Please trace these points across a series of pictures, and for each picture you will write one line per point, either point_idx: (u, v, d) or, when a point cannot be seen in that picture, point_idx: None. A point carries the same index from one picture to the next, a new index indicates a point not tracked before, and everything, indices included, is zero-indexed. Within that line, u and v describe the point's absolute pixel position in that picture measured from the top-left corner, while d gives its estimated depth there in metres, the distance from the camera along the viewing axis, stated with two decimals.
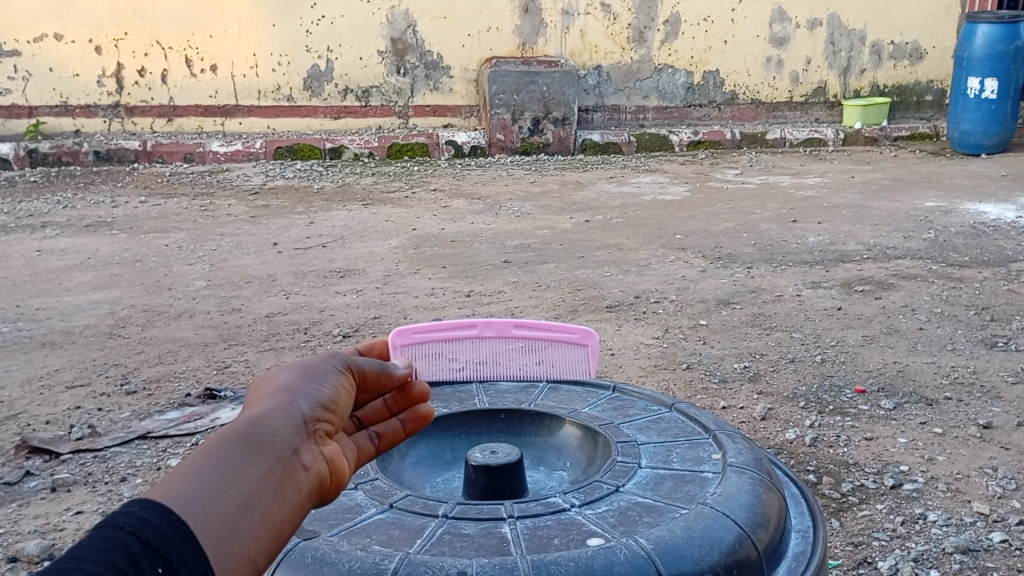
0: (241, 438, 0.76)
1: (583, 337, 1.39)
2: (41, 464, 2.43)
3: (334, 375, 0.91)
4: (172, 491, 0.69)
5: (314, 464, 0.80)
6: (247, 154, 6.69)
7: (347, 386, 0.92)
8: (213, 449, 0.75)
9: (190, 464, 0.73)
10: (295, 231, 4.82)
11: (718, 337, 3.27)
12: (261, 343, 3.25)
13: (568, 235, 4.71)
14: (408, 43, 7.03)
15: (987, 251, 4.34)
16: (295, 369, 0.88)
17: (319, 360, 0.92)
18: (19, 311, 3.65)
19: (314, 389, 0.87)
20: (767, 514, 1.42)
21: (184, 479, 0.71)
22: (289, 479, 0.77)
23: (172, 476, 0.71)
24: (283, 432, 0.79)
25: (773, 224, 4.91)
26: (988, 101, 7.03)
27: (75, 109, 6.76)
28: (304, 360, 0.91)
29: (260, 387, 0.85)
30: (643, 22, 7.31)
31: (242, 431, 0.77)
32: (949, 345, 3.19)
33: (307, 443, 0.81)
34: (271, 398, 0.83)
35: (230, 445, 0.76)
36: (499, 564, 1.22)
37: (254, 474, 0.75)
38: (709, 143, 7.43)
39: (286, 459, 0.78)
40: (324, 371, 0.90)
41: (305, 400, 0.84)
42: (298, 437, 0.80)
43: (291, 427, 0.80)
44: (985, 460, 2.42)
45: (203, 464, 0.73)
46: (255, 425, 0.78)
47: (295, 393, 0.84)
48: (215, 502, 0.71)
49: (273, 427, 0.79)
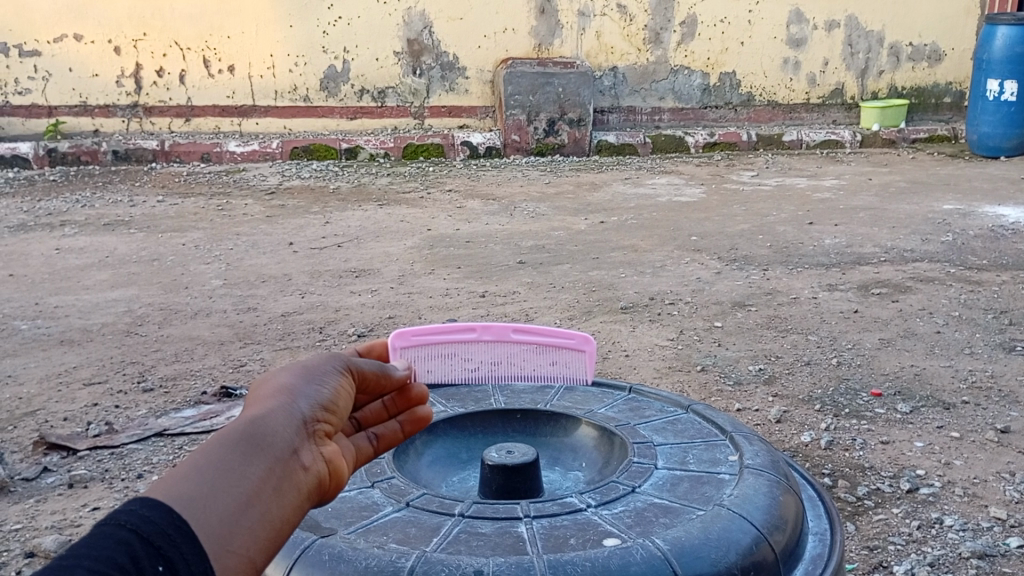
0: (241, 438, 0.77)
1: (582, 343, 1.39)
2: (59, 461, 2.45)
3: (333, 376, 0.91)
4: (173, 489, 0.70)
5: (313, 464, 0.81)
6: (264, 154, 6.72)
7: (346, 386, 0.92)
8: (214, 450, 0.75)
9: (191, 464, 0.73)
10: (310, 231, 4.84)
11: (734, 339, 3.26)
12: (276, 342, 3.26)
13: (583, 237, 4.71)
14: (424, 44, 7.05)
15: (1006, 255, 4.30)
16: (295, 370, 0.88)
17: (317, 361, 0.92)
18: (39, 309, 3.68)
19: (314, 390, 0.87)
20: (784, 517, 1.41)
21: (185, 478, 0.71)
22: (289, 479, 0.78)
23: (173, 475, 0.71)
24: (282, 433, 0.80)
25: (790, 226, 4.89)
26: (1007, 104, 6.98)
27: (94, 109, 6.81)
28: (302, 361, 0.91)
29: (260, 388, 0.86)
30: (659, 23, 7.30)
31: (242, 431, 0.77)
32: (967, 349, 3.17)
33: (306, 443, 0.82)
34: (270, 399, 0.83)
35: (231, 444, 0.76)
36: (515, 564, 1.22)
37: (253, 474, 0.75)
38: (725, 145, 7.39)
39: (286, 459, 0.78)
40: (324, 372, 0.90)
41: (305, 401, 0.85)
42: (298, 437, 0.81)
43: (291, 427, 0.81)
44: (1003, 465, 2.40)
45: (204, 463, 0.73)
46: (254, 426, 0.78)
47: (294, 394, 0.85)
48: (215, 501, 0.71)
49: (273, 427, 0.79)
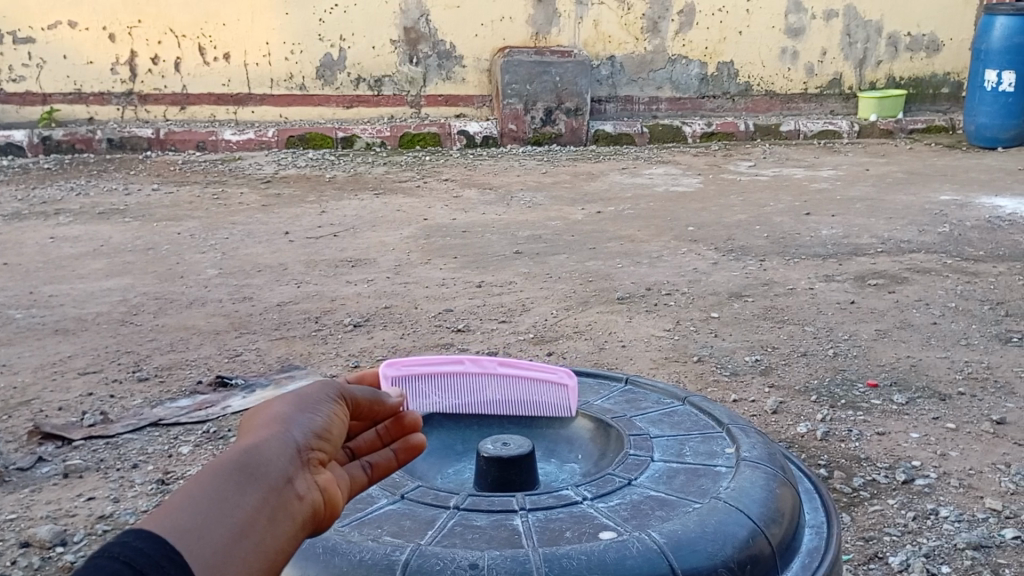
0: (235, 468, 0.76)
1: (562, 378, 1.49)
2: (54, 450, 2.44)
3: (327, 403, 0.89)
4: (165, 521, 0.68)
5: (308, 493, 0.80)
6: (259, 143, 6.69)
7: (340, 414, 0.90)
8: (208, 479, 0.75)
9: (184, 494, 0.72)
10: (307, 221, 4.81)
11: (730, 330, 3.25)
12: (272, 332, 3.25)
13: (579, 227, 4.69)
14: (421, 33, 7.02)
15: (1002, 246, 4.30)
16: (290, 399, 0.87)
17: (311, 390, 0.90)
18: (33, 298, 3.66)
19: (308, 418, 0.86)
20: (781, 510, 1.41)
21: (178, 510, 0.70)
22: (283, 508, 0.77)
23: (165, 508, 0.70)
24: (277, 461, 0.79)
25: (786, 216, 4.89)
26: (1005, 94, 6.97)
27: (89, 96, 6.77)
28: (297, 390, 0.90)
29: (254, 418, 0.85)
30: (656, 12, 7.28)
31: (236, 462, 0.77)
32: (964, 340, 3.16)
33: (301, 471, 0.81)
34: (264, 427, 0.82)
35: (224, 476, 0.75)
36: (511, 557, 1.22)
37: (246, 504, 0.74)
38: (723, 134, 7.34)
39: (280, 489, 0.77)
40: (317, 400, 0.89)
41: (299, 429, 0.84)
42: (293, 466, 0.80)
43: (285, 455, 0.80)
44: (999, 456, 2.41)
45: (197, 494, 0.73)
46: (249, 454, 0.78)
47: (289, 423, 0.84)
48: (207, 533, 0.70)
49: (267, 455, 0.78)
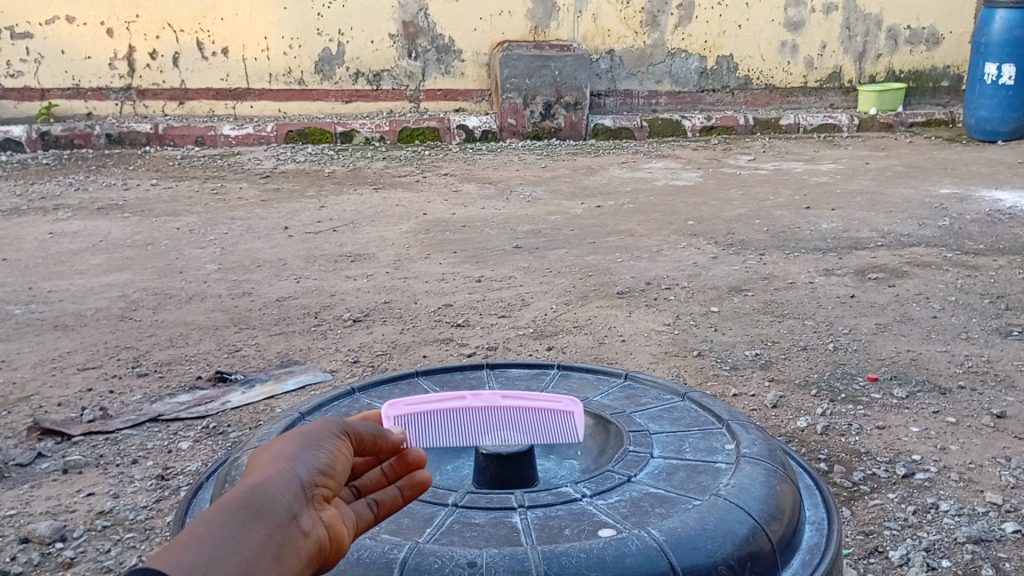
0: (240, 506, 0.75)
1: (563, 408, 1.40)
2: (53, 446, 2.43)
3: (332, 439, 0.88)
4: (172, 560, 0.67)
5: (312, 530, 0.79)
6: (258, 137, 6.66)
7: (344, 450, 0.89)
8: (213, 517, 0.74)
9: (192, 531, 0.71)
10: (306, 216, 4.80)
11: (730, 324, 3.25)
12: (271, 327, 3.25)
13: (579, 221, 4.68)
14: (420, 27, 7.00)
15: (1003, 239, 4.29)
16: (292, 436, 0.86)
17: (314, 426, 0.89)
18: (32, 294, 3.65)
19: (312, 455, 0.85)
20: (781, 506, 1.40)
21: (186, 547, 0.69)
22: (289, 545, 0.76)
23: (172, 545, 0.69)
24: (281, 498, 0.78)
25: (786, 210, 4.87)
26: (1005, 88, 6.95)
27: (87, 92, 6.75)
28: (299, 428, 0.88)
29: (256, 456, 0.84)
30: (656, 6, 7.25)
31: (241, 499, 0.76)
32: (964, 334, 3.16)
33: (306, 508, 0.80)
34: (269, 465, 0.81)
35: (230, 513, 0.74)
36: (508, 555, 1.21)
37: (253, 540, 0.73)
38: (722, 128, 7.33)
39: (285, 526, 0.77)
40: (322, 437, 0.87)
41: (304, 466, 0.83)
42: (297, 503, 0.79)
43: (290, 493, 0.79)
44: (999, 450, 2.40)
45: (203, 532, 0.72)
46: (254, 492, 0.77)
47: (292, 459, 0.83)
48: (215, 570, 0.69)
49: (272, 493, 0.78)
